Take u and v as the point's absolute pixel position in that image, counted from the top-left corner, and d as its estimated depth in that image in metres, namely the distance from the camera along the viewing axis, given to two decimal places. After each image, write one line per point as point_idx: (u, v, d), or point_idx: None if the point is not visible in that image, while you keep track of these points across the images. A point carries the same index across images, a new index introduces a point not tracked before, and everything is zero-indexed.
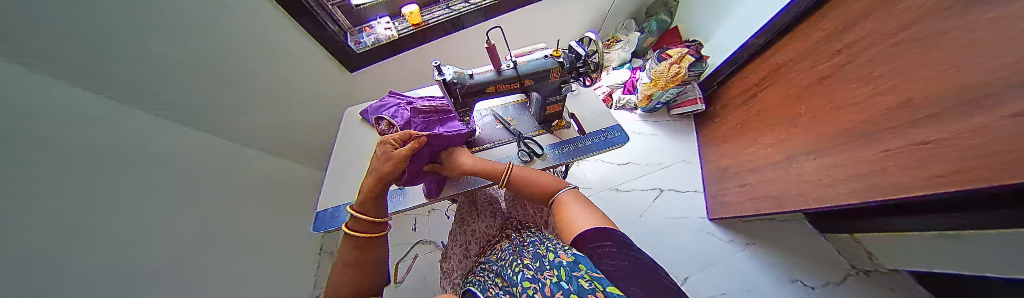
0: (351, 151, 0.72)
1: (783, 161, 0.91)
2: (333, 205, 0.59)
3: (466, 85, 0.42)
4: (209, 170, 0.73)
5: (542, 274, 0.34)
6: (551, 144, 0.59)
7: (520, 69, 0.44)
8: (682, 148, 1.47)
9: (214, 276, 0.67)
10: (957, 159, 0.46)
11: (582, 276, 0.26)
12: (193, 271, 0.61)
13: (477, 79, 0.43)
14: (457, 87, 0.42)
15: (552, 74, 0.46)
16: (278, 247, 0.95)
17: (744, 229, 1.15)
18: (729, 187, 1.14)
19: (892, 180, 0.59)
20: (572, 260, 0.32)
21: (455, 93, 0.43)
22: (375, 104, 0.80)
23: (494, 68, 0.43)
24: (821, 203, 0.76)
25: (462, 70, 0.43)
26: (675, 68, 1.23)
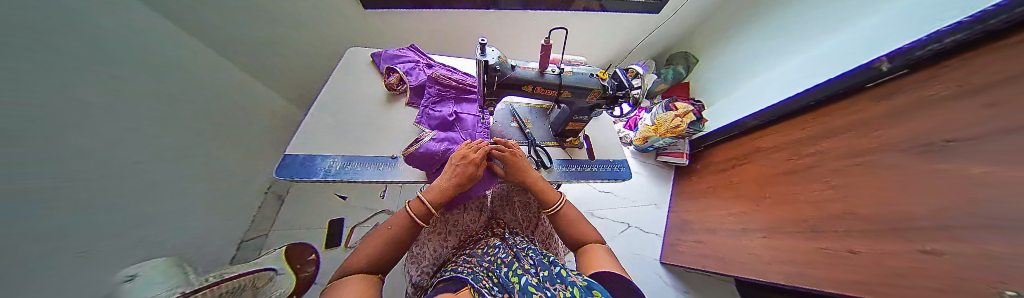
0: (348, 97, 0.64)
1: (738, 231, 1.02)
2: (313, 153, 0.52)
3: (506, 74, 0.40)
4: (161, 58, 0.59)
5: (551, 286, 0.35)
6: (559, 160, 0.59)
7: (563, 78, 0.42)
8: (657, 193, 1.58)
9: (133, 186, 0.55)
10: (880, 274, 0.56)
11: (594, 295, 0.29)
12: (109, 174, 0.50)
13: (519, 72, 0.41)
14: (498, 75, 0.39)
15: (590, 94, 0.45)
16: (221, 172, 0.82)
17: (686, 278, 1.27)
18: (686, 239, 1.25)
19: (824, 274, 0.68)
20: (585, 284, 0.33)
21: (491, 80, 0.40)
22: (393, 55, 0.73)
23: (537, 69, 0.41)
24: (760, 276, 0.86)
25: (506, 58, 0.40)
26: (677, 121, 1.31)
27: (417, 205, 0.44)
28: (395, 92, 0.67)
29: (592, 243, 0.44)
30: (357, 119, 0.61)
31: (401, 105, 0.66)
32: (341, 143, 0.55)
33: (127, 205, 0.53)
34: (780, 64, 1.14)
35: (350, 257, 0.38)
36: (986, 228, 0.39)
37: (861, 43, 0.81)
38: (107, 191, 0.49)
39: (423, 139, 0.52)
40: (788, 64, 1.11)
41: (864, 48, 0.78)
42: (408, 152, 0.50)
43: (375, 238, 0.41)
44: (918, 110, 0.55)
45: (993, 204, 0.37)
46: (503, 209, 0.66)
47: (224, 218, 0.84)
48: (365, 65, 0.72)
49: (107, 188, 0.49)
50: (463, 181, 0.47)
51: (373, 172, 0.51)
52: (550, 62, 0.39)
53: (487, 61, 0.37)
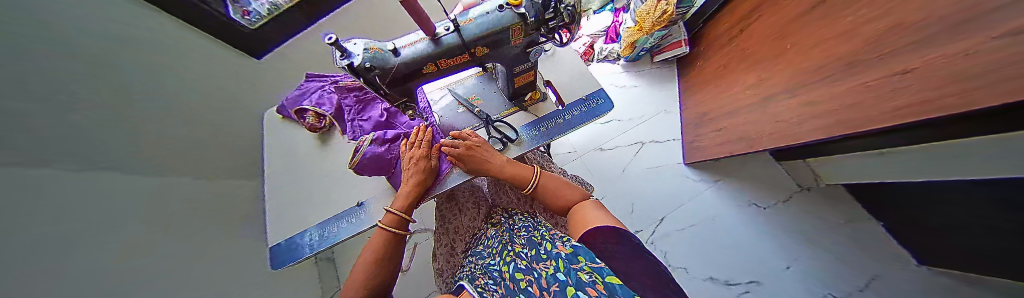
0: (287, 160, 0.58)
1: (761, 103, 0.89)
2: (288, 235, 0.51)
3: (388, 67, 0.30)
4: None
5: (536, 265, 0.34)
6: (526, 125, 0.51)
7: (463, 34, 0.30)
8: (664, 98, 1.44)
9: None
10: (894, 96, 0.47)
11: (581, 269, 0.26)
12: None
13: (403, 56, 0.30)
14: (377, 74, 0.29)
15: (512, 35, 0.33)
16: None
17: (715, 169, 1.23)
18: (705, 132, 1.16)
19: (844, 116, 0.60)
20: (571, 250, 0.32)
21: (377, 83, 0.31)
22: (292, 96, 0.60)
23: (426, 36, 0.30)
24: (783, 141, 0.79)
25: (379, 44, 0.30)
26: (663, 8, 1.08)
27: (389, 218, 0.42)
28: (323, 130, 0.59)
29: (577, 203, 0.42)
30: (309, 180, 0.56)
31: (340, 138, 0.60)
32: (312, 212, 0.53)
33: None
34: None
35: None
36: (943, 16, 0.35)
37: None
38: None
39: (364, 143, 0.43)
40: None
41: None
42: (354, 163, 0.42)
43: (356, 270, 0.38)
44: None
45: None
46: (496, 194, 0.62)
47: None
48: (281, 123, 0.63)
49: None
50: (422, 176, 0.44)
51: (352, 225, 0.49)
52: (431, 20, 0.27)
53: (350, 63, 0.27)
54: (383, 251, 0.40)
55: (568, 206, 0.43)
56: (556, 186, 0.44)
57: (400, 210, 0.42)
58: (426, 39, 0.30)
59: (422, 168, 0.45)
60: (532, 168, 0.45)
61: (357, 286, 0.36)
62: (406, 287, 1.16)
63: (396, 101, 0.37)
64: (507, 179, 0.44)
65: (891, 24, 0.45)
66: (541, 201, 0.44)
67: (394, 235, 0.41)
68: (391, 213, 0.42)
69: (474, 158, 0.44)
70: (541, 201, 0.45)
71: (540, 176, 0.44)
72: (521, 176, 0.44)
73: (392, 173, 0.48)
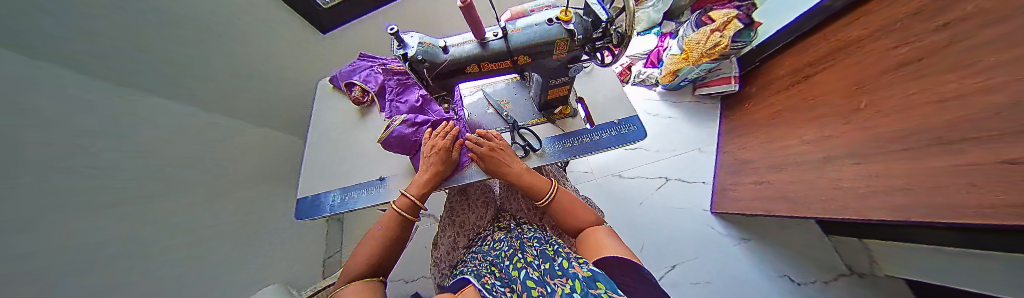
0: (328, 126, 0.65)
1: (817, 164, 0.77)
2: (316, 192, 0.56)
3: (438, 64, 0.32)
4: None
5: (551, 279, 0.31)
6: (551, 137, 0.50)
7: (510, 42, 0.32)
8: (701, 136, 1.34)
9: None
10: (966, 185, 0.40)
11: (600, 295, 0.22)
12: None
13: (451, 54, 0.32)
14: (426, 66, 0.32)
15: (555, 49, 0.33)
16: None
17: (748, 225, 1.10)
18: (743, 182, 1.05)
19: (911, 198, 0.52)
20: (589, 275, 0.28)
21: (422, 76, 0.34)
22: (347, 69, 0.68)
23: (475, 39, 0.32)
24: (830, 212, 0.70)
25: (432, 39, 0.32)
26: (715, 38, 1.01)
27: (404, 201, 0.44)
28: (365, 104, 0.65)
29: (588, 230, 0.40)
30: (343, 147, 0.62)
31: (376, 115, 0.65)
32: (338, 177, 0.58)
33: None
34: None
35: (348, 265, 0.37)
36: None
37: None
38: None
39: (394, 122, 0.47)
40: None
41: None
42: (382, 139, 0.46)
43: (367, 243, 0.40)
44: None
45: None
46: (507, 199, 0.63)
47: None
48: (332, 92, 0.71)
49: None
50: (442, 167, 0.46)
51: (370, 196, 0.52)
52: (481, 24, 0.28)
53: (405, 53, 0.30)
54: (393, 230, 0.42)
55: (579, 228, 0.41)
56: (573, 204, 0.43)
57: (413, 196, 0.44)
58: (474, 42, 0.32)
59: (442, 159, 0.46)
60: (550, 181, 0.45)
61: (362, 258, 0.37)
62: (403, 267, 1.20)
63: (436, 94, 0.39)
64: (523, 186, 0.43)
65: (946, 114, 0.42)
66: (555, 216, 0.43)
67: (404, 218, 0.43)
68: (406, 197, 0.44)
69: (495, 159, 0.44)
70: (555, 217, 0.43)
71: (557, 189, 0.43)
72: (537, 187, 0.43)
73: (414, 155, 0.51)
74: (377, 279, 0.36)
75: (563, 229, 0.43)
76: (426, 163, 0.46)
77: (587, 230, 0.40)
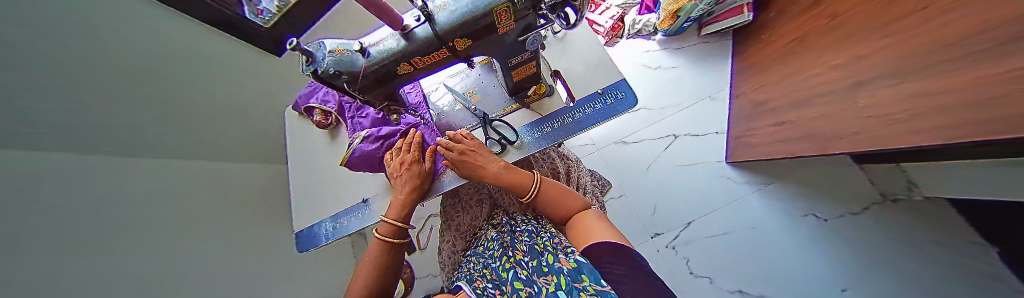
0: (303, 154, 0.62)
1: (843, 95, 0.66)
2: (309, 223, 0.56)
3: (356, 73, 0.26)
4: None
5: (538, 278, 0.30)
6: (526, 125, 0.44)
7: (437, 24, 0.25)
8: (711, 81, 1.21)
9: None
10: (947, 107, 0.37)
11: (585, 291, 0.21)
12: None
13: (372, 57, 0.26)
14: (346, 80, 0.26)
15: (497, 20, 0.26)
16: None
17: (767, 170, 1.03)
18: (759, 126, 0.95)
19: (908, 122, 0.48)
20: (575, 266, 0.26)
21: (345, 89, 0.28)
22: (305, 91, 0.62)
23: (396, 31, 0.25)
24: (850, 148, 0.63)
25: (346, 44, 0.26)
26: None
27: (386, 228, 0.42)
28: (329, 126, 0.61)
29: (577, 216, 0.37)
30: (323, 173, 0.59)
31: (344, 134, 0.61)
32: (326, 205, 0.56)
33: None
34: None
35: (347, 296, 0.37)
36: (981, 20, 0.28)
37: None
38: None
39: (355, 141, 0.42)
40: None
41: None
42: (343, 162, 0.41)
43: (361, 272, 0.39)
44: None
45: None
46: (497, 194, 0.60)
47: None
48: (297, 118, 0.67)
49: None
50: (416, 182, 0.42)
51: (359, 219, 0.51)
52: (387, 6, 0.21)
53: (314, 70, 0.25)
54: (385, 253, 0.41)
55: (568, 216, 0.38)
56: (559, 194, 0.39)
57: (394, 219, 0.42)
58: (393, 36, 0.26)
59: (414, 173, 0.42)
60: (532, 173, 0.41)
61: (360, 289, 0.37)
62: (425, 265, 1.27)
63: (381, 103, 0.34)
64: (503, 187, 0.39)
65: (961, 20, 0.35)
66: (542, 209, 0.39)
67: (394, 242, 0.42)
68: (387, 223, 0.42)
69: (467, 163, 0.40)
70: (543, 210, 0.40)
71: (540, 180, 0.39)
72: (519, 183, 0.39)
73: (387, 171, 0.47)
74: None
75: (552, 220, 0.40)
76: (397, 183, 0.42)
77: (576, 219, 0.37)
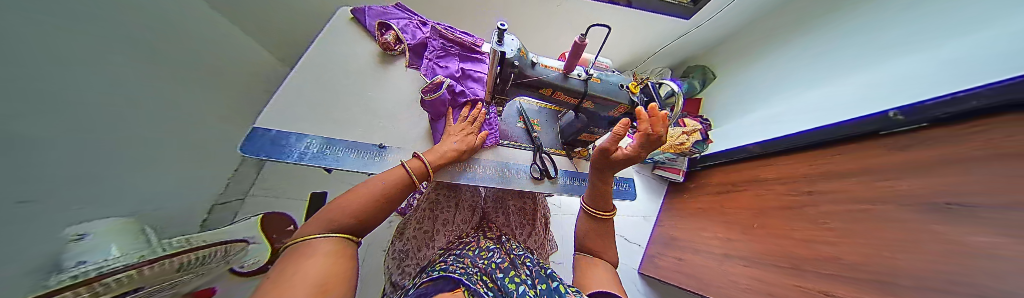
0: (334, 59, 0.61)
1: (721, 256, 1.05)
2: (286, 130, 0.46)
3: (524, 73, 0.38)
4: None
5: None
6: (565, 171, 0.56)
7: (589, 88, 0.42)
8: (648, 205, 1.59)
9: (77, 135, 0.47)
10: None
11: None
12: (57, 125, 0.42)
13: (539, 73, 0.39)
14: (515, 71, 0.37)
15: (616, 108, 0.45)
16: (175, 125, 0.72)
17: (661, 289, 1.34)
18: (669, 254, 1.29)
19: None
20: None
21: (505, 76, 0.37)
22: (379, 11, 0.73)
23: (561, 70, 0.40)
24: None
25: (526, 52, 0.38)
26: (684, 138, 1.29)
27: (416, 163, 0.41)
28: (392, 52, 0.69)
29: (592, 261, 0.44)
30: (349, 89, 0.58)
31: (401, 66, 0.69)
32: (328, 122, 0.50)
33: (68, 161, 0.45)
34: (821, 85, 1.06)
35: (325, 208, 0.30)
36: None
37: (926, 75, 0.73)
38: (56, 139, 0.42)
39: (444, 86, 0.51)
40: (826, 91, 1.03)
41: (935, 80, 0.69)
42: (429, 97, 0.49)
43: (360, 192, 0.33)
44: (940, 167, 0.54)
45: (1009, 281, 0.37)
46: (495, 211, 0.62)
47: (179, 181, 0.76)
48: (352, 26, 0.71)
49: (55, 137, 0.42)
50: (465, 149, 0.48)
51: (358, 161, 0.46)
52: (577, 64, 0.37)
53: (505, 52, 0.34)
54: (393, 191, 0.36)
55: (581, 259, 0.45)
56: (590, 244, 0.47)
57: (429, 163, 0.42)
58: (560, 71, 0.40)
59: (468, 142, 0.49)
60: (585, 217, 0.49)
61: (348, 209, 0.30)
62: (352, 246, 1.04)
63: (494, 95, 0.41)
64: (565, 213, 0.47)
65: (899, 269, 0.55)
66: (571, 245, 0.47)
67: (409, 182, 0.38)
68: (420, 160, 0.41)
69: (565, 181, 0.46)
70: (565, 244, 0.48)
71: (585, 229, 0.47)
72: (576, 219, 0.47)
73: (438, 119, 0.55)
74: (354, 240, 0.30)
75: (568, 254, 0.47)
76: (452, 139, 0.47)
77: (587, 263, 0.43)
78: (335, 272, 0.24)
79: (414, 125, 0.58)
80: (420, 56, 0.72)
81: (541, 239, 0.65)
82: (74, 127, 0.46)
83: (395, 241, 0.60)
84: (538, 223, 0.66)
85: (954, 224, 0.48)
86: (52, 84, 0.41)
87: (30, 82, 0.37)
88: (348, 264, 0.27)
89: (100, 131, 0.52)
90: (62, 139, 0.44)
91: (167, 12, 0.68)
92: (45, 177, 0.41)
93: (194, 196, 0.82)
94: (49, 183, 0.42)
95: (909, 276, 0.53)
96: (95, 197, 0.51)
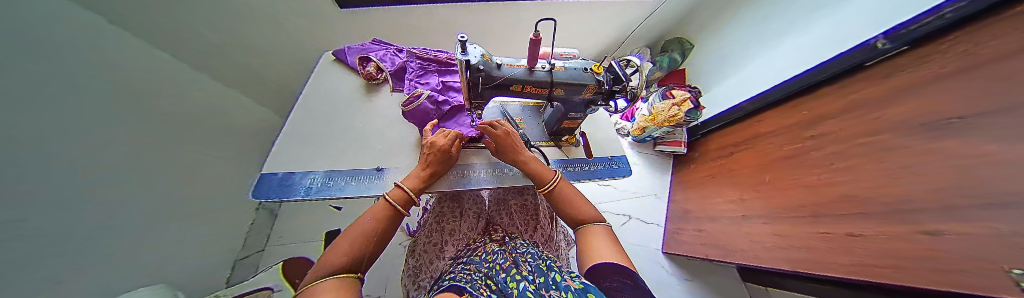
0: (325, 99, 0.66)
1: (740, 219, 1.03)
2: (289, 170, 0.49)
3: (491, 75, 0.41)
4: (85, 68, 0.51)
5: (546, 292, 0.30)
6: (555, 160, 0.58)
7: (554, 77, 0.44)
8: (657, 182, 1.57)
9: (92, 216, 0.49)
10: (899, 256, 0.55)
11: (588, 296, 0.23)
12: (68, 210, 0.45)
13: (506, 72, 0.42)
14: (482, 75, 0.40)
15: (585, 90, 0.47)
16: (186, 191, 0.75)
17: (688, 266, 1.30)
18: (687, 228, 1.26)
19: (820, 255, 0.72)
20: (582, 287, 0.27)
21: (474, 83, 0.41)
22: (358, 48, 0.79)
23: (525, 66, 0.43)
24: (760, 262, 0.90)
25: (490, 56, 0.41)
26: (675, 110, 1.30)
27: (398, 192, 0.42)
28: (376, 81, 0.74)
29: (587, 224, 0.43)
30: (342, 123, 0.62)
31: (385, 91, 0.73)
32: (326, 156, 0.54)
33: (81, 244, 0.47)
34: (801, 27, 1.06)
35: (319, 260, 0.31)
36: (998, 215, 0.39)
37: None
38: (68, 225, 0.45)
39: (422, 97, 0.59)
40: (799, 39, 1.06)
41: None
42: (408, 108, 0.58)
43: (348, 236, 0.35)
44: (928, 85, 0.54)
45: (1017, 183, 0.37)
46: (498, 213, 0.63)
47: (199, 243, 0.79)
48: (337, 66, 0.76)
49: (66, 223, 0.44)
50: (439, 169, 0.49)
51: (356, 187, 0.48)
52: (538, 58, 0.40)
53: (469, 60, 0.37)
54: (382, 226, 0.38)
55: (580, 223, 0.44)
56: (570, 195, 0.48)
57: (410, 190, 0.44)
58: (524, 67, 0.43)
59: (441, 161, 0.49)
60: (554, 172, 0.53)
61: (342, 252, 0.32)
62: (371, 277, 1.05)
63: (471, 100, 0.44)
64: (532, 170, 0.50)
65: (913, 195, 0.54)
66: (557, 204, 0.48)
67: (397, 213, 0.41)
68: (401, 189, 0.43)
69: (510, 142, 0.51)
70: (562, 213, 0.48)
71: (558, 178, 0.51)
72: (544, 173, 0.51)
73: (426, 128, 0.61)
74: (356, 275, 0.31)
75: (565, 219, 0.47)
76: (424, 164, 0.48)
77: (586, 227, 0.42)
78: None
79: (406, 143, 0.61)
80: (401, 79, 0.77)
81: (548, 232, 0.66)
82: (85, 210, 0.49)
83: (408, 257, 0.62)
84: (542, 217, 0.67)
85: (953, 139, 0.47)
86: (70, 171, 0.45)
87: (39, 174, 0.40)
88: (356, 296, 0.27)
89: (120, 206, 0.56)
90: (82, 223, 0.48)
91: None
92: (53, 261, 0.42)
93: (213, 256, 0.85)
94: (60, 270, 0.43)
95: (924, 200, 0.51)
96: (115, 272, 0.53)
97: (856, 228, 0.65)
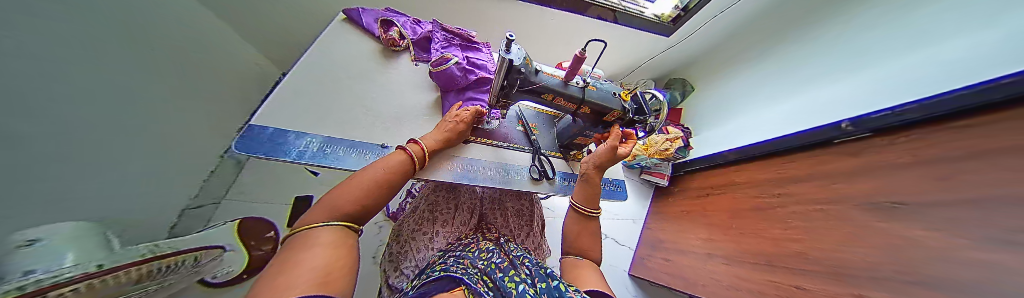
0: (333, 59, 0.62)
1: (704, 255, 1.12)
2: (284, 128, 0.45)
3: (529, 79, 0.41)
4: None
5: None
6: (562, 172, 0.60)
7: (586, 94, 0.46)
8: (636, 208, 1.64)
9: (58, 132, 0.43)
10: None
11: None
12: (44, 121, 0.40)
13: (543, 80, 0.43)
14: (520, 78, 0.40)
15: (609, 114, 0.49)
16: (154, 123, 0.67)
17: (649, 290, 1.39)
18: (656, 256, 1.35)
19: None
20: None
21: (511, 82, 0.41)
22: (377, 12, 0.76)
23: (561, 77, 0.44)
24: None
25: (531, 60, 0.41)
26: (667, 144, 1.39)
27: (416, 147, 0.41)
28: (397, 48, 0.71)
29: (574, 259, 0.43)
30: (352, 88, 0.58)
31: (405, 60, 0.71)
32: (331, 120, 0.51)
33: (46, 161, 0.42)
34: (808, 88, 1.13)
35: (325, 198, 0.29)
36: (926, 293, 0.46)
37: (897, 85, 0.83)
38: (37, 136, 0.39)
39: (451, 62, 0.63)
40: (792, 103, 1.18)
41: (918, 87, 0.77)
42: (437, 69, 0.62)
43: (357, 180, 0.32)
44: (880, 171, 0.63)
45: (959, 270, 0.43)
46: (494, 213, 0.62)
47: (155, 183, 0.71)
48: (350, 27, 0.72)
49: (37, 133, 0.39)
50: (452, 137, 0.49)
51: (358, 160, 0.45)
52: (577, 74, 0.41)
53: (513, 60, 0.37)
54: (392, 179, 0.34)
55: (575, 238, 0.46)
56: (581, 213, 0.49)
57: (427, 149, 0.43)
58: (560, 79, 0.44)
59: (456, 129, 0.50)
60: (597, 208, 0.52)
61: (354, 198, 0.29)
62: None
63: (498, 100, 0.45)
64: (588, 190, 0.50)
65: (853, 261, 0.62)
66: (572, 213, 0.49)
67: (409, 165, 0.38)
68: (420, 145, 0.42)
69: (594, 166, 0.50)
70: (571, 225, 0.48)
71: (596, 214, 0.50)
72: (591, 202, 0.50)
73: (449, 91, 0.65)
74: (355, 229, 0.29)
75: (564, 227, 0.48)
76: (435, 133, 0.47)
77: (575, 263, 0.42)
78: (338, 263, 0.22)
79: (417, 121, 0.59)
80: (424, 49, 0.75)
81: (538, 241, 0.66)
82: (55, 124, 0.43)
83: (391, 243, 0.59)
84: (535, 224, 0.68)
85: (898, 220, 0.56)
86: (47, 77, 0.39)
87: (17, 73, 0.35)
88: (351, 255, 0.25)
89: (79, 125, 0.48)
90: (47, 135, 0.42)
91: (156, 18, 0.71)
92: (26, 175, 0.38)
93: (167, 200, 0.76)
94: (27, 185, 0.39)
95: (865, 267, 0.59)
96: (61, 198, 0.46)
97: (801, 281, 0.74)
